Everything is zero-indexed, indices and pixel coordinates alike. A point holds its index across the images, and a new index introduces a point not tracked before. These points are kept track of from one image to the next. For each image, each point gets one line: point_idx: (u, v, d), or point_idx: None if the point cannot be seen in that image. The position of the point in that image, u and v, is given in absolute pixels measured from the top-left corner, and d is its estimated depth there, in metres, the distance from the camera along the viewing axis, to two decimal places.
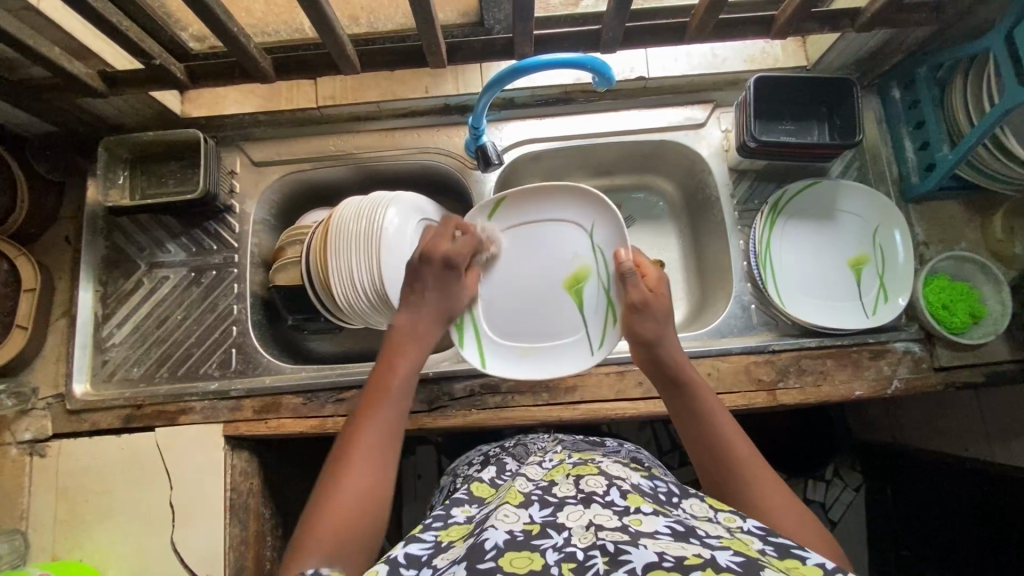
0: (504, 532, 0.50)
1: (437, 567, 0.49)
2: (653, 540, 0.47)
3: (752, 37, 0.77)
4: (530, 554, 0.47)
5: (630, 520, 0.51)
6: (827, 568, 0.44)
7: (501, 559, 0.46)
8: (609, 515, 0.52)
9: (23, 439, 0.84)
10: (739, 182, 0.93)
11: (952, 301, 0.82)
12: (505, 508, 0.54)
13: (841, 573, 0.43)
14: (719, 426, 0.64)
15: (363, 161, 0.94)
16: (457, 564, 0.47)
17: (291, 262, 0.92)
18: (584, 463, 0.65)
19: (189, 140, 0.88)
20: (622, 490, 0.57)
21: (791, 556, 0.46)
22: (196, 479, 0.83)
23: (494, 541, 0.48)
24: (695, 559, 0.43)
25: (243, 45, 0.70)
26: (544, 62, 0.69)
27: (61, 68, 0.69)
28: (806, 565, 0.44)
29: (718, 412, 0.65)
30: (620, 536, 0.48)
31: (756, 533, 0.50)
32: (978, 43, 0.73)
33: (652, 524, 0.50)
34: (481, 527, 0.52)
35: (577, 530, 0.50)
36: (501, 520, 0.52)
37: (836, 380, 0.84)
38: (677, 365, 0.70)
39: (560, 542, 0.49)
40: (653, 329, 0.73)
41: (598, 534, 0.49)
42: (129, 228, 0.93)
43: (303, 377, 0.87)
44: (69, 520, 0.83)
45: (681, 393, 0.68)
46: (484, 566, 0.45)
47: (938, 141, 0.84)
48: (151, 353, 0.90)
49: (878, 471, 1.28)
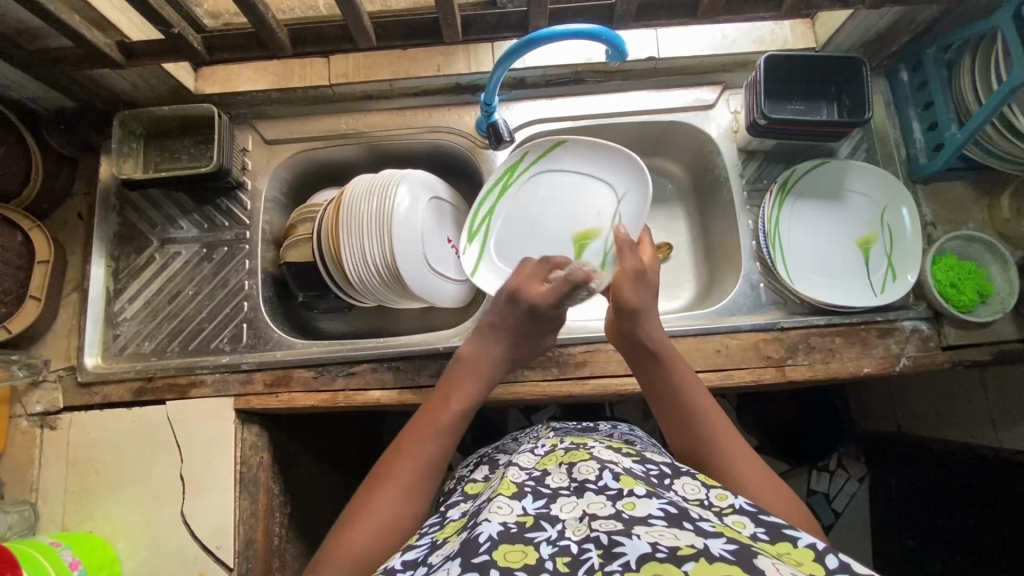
0: (498, 525, 0.49)
1: (431, 565, 0.48)
2: (646, 527, 0.47)
3: (764, 14, 0.78)
4: (524, 548, 0.47)
5: (624, 504, 0.51)
6: (818, 549, 0.44)
7: (495, 552, 0.46)
8: (603, 502, 0.52)
9: (34, 411, 0.86)
10: (748, 163, 0.93)
11: (960, 280, 0.83)
12: (499, 501, 0.53)
13: (831, 553, 0.43)
14: (695, 401, 0.66)
15: (375, 139, 0.95)
16: (452, 560, 0.46)
17: (302, 239, 0.92)
18: (575, 449, 0.64)
19: (202, 115, 0.89)
20: (615, 473, 0.56)
21: (783, 538, 0.46)
22: (207, 451, 0.84)
23: (487, 534, 0.48)
24: (687, 549, 0.43)
25: (261, 16, 0.70)
26: (558, 33, 0.69)
27: (81, 37, 0.70)
28: (797, 548, 0.45)
29: (694, 389, 0.67)
30: (613, 525, 0.48)
31: (749, 511, 0.50)
32: (986, 23, 0.74)
33: (645, 507, 0.50)
34: (474, 523, 0.51)
35: (571, 522, 0.50)
36: (494, 512, 0.51)
37: (844, 358, 0.84)
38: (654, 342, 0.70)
39: (554, 535, 0.49)
40: (637, 297, 0.71)
41: (592, 525, 0.48)
42: (141, 204, 0.94)
43: (314, 351, 0.88)
44: (79, 491, 0.83)
45: (656, 370, 0.69)
46: (478, 562, 0.45)
47: (946, 121, 0.84)
48: (162, 328, 0.91)
49: (884, 461, 1.28)
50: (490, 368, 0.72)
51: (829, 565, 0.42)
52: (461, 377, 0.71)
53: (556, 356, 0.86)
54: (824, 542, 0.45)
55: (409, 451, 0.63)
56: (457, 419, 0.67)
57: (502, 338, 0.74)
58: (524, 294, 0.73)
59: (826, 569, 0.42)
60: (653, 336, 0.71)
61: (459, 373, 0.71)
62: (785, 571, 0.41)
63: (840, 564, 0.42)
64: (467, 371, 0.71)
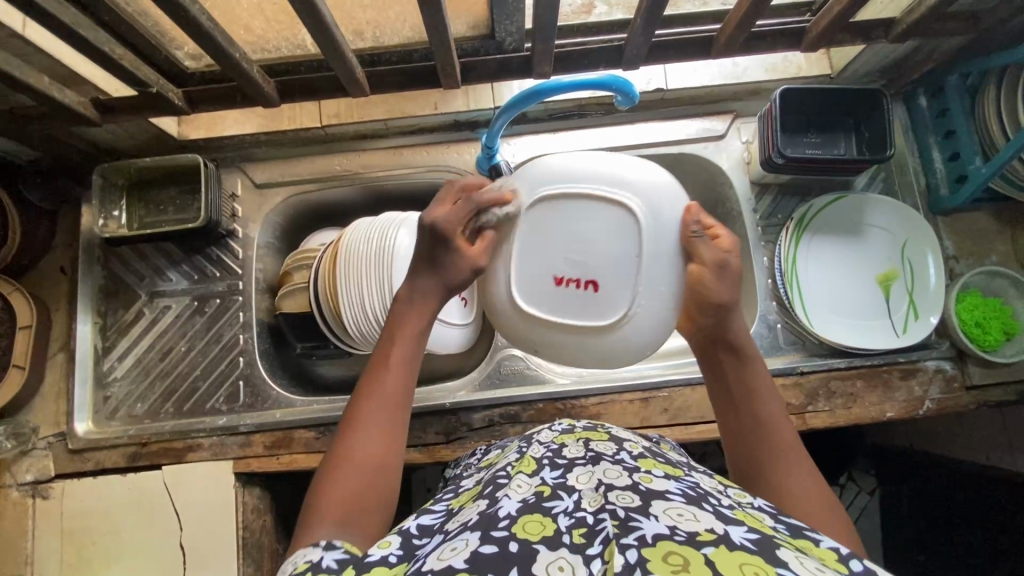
0: (517, 499, 0.45)
1: (449, 533, 0.44)
2: (665, 504, 0.43)
3: (781, 50, 0.73)
4: (543, 519, 0.43)
5: (641, 478, 0.47)
6: (841, 553, 0.40)
7: (514, 525, 0.42)
8: (619, 472, 0.48)
9: (24, 481, 0.82)
10: (761, 196, 0.90)
11: (986, 319, 0.80)
12: (517, 477, 0.50)
13: (856, 559, 0.39)
14: (765, 406, 0.58)
15: (371, 180, 0.91)
16: (468, 530, 0.42)
17: (298, 288, 0.88)
18: (594, 429, 0.59)
19: (187, 165, 0.84)
20: (633, 453, 0.53)
21: (803, 538, 0.42)
22: (207, 517, 0.80)
23: (507, 509, 0.44)
24: (706, 534, 0.39)
25: (244, 71, 0.66)
26: (565, 85, 0.66)
27: (51, 98, 0.65)
28: (819, 548, 0.40)
29: (766, 391, 0.58)
30: (630, 500, 0.43)
31: (767, 511, 0.46)
32: (1011, 54, 0.69)
33: (663, 484, 0.46)
34: (494, 495, 0.47)
35: (588, 493, 0.46)
36: (513, 489, 0.47)
37: (866, 403, 0.81)
38: (739, 337, 0.60)
39: (571, 506, 0.45)
40: (729, 292, 0.57)
41: (608, 496, 0.44)
42: (128, 256, 0.89)
43: (315, 410, 0.84)
44: (75, 562, 0.80)
45: (730, 365, 0.60)
46: (497, 535, 0.41)
47: (970, 154, 0.80)
48: (154, 388, 0.87)
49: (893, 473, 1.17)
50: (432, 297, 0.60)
51: (852, 568, 0.38)
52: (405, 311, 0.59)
53: (568, 409, 0.83)
54: (846, 547, 0.40)
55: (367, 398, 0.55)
56: (410, 349, 0.58)
57: (425, 277, 0.59)
58: (428, 223, 0.58)
59: (850, 569, 0.38)
60: (740, 334, 0.59)
61: (400, 312, 0.59)
62: (810, 566, 0.37)
63: (866, 569, 0.38)
64: (411, 305, 0.59)
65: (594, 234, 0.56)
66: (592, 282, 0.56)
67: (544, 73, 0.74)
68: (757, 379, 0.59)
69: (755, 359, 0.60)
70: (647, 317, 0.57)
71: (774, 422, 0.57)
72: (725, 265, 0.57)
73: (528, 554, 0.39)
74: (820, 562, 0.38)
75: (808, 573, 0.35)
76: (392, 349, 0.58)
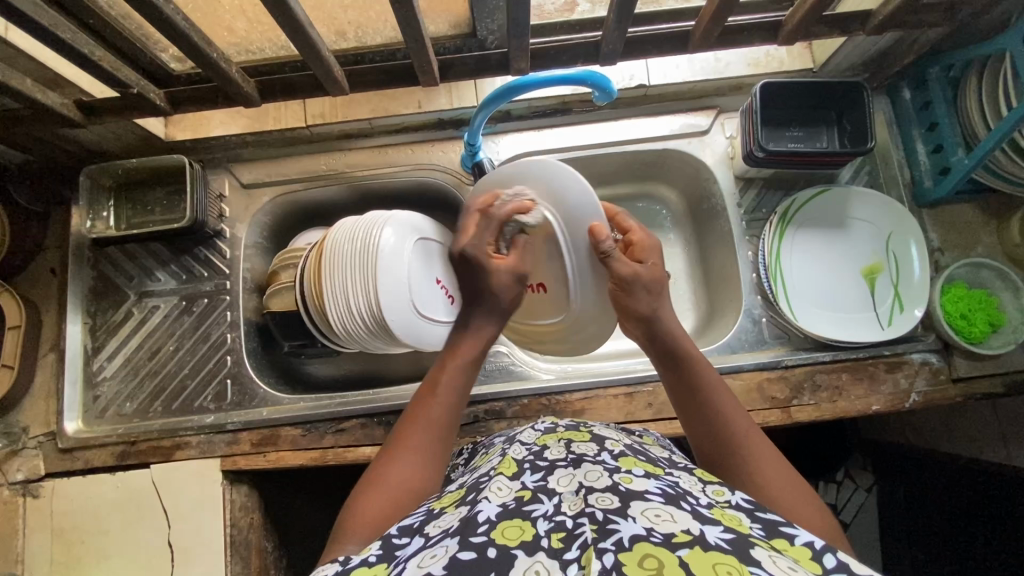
0: (497, 505, 0.45)
1: (429, 538, 0.44)
2: (642, 505, 0.42)
3: (758, 43, 0.74)
4: (522, 523, 0.43)
5: (621, 478, 0.47)
6: (815, 547, 0.39)
7: (494, 531, 0.42)
8: (599, 472, 0.48)
9: (15, 480, 0.82)
10: (746, 191, 0.90)
11: (971, 311, 0.79)
12: (498, 481, 0.49)
13: (830, 553, 0.39)
14: (722, 407, 0.57)
15: (357, 180, 0.92)
16: (449, 538, 0.43)
17: (286, 287, 0.88)
18: (576, 428, 0.59)
19: (174, 166, 0.86)
20: (614, 452, 0.52)
21: (779, 535, 0.41)
22: (195, 514, 0.81)
23: (486, 515, 0.44)
24: (682, 536, 0.39)
25: (223, 71, 0.67)
26: (541, 80, 0.67)
27: (34, 100, 0.66)
28: (794, 546, 0.40)
29: (718, 392, 0.58)
30: (609, 502, 0.43)
31: (745, 507, 0.45)
32: (990, 45, 0.69)
33: (642, 484, 0.46)
34: (474, 500, 0.47)
35: (567, 496, 0.46)
36: (494, 493, 0.47)
37: (852, 396, 0.81)
38: (678, 337, 0.61)
39: (551, 509, 0.44)
40: (649, 303, 0.62)
41: (588, 499, 0.44)
42: (116, 257, 0.90)
43: (301, 408, 0.85)
44: (65, 561, 0.80)
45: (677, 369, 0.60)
46: (475, 541, 0.41)
47: (953, 145, 0.80)
48: (143, 387, 0.88)
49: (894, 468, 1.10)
50: (487, 325, 0.61)
51: (826, 565, 0.37)
52: (462, 337, 0.61)
53: (552, 404, 0.83)
54: (821, 541, 0.40)
55: (415, 424, 0.56)
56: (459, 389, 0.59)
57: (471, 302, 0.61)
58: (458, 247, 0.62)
59: (822, 567, 0.37)
60: (677, 338, 0.61)
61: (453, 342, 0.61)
62: (784, 566, 0.37)
63: (838, 564, 0.37)
64: (466, 337, 0.61)
65: (532, 248, 0.68)
66: (542, 286, 0.71)
67: (523, 70, 0.75)
68: (705, 379, 0.59)
69: (697, 356, 0.61)
70: (583, 309, 0.70)
71: (734, 418, 0.56)
72: (635, 279, 0.61)
73: (506, 560, 0.39)
74: (792, 562, 0.38)
75: (779, 573, 0.36)
76: (442, 377, 0.58)
